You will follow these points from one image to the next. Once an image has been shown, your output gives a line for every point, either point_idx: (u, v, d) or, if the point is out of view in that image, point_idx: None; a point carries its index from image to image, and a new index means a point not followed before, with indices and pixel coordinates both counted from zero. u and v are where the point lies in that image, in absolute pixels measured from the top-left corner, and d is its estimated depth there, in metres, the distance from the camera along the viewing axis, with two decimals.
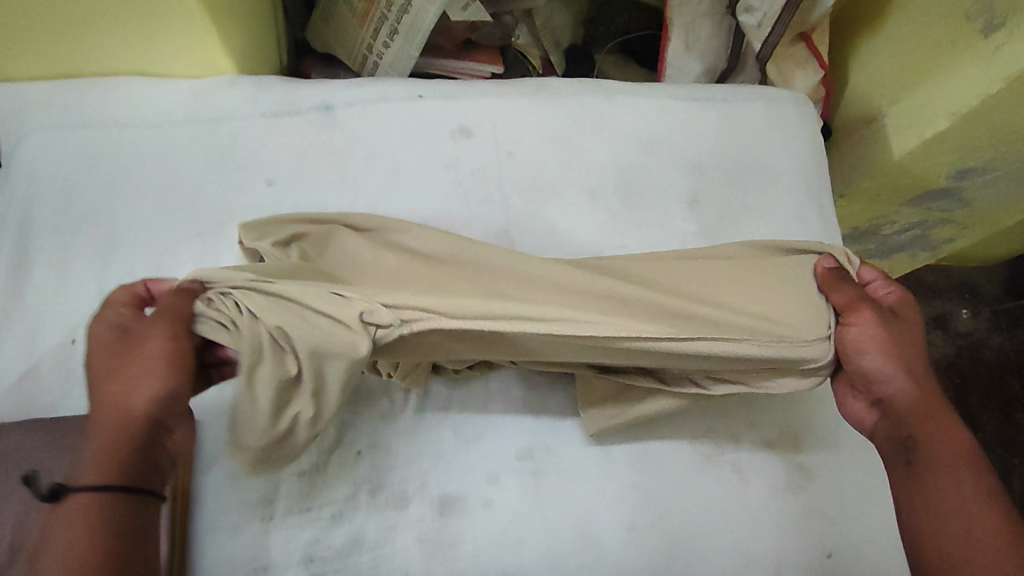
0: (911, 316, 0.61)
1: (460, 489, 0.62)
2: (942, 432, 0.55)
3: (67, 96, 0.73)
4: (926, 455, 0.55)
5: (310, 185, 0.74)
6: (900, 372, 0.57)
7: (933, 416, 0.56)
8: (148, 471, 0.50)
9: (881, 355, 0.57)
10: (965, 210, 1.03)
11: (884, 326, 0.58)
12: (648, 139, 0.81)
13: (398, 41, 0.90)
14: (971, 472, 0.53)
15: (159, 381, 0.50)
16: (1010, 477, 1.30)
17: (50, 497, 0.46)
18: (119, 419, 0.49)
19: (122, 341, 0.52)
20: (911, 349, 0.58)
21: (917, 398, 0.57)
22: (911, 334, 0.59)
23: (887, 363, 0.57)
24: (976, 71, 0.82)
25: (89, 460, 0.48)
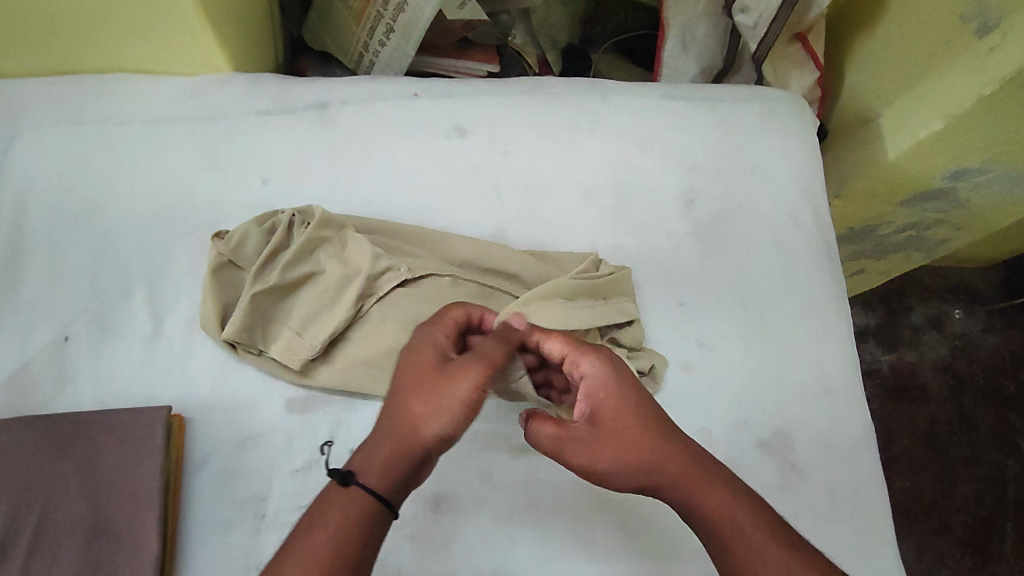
0: (608, 406, 0.54)
1: (454, 487, 0.62)
2: (713, 504, 0.51)
3: (62, 92, 0.73)
4: (716, 536, 0.50)
5: (305, 183, 0.74)
6: (633, 476, 0.53)
7: (694, 491, 0.51)
8: (404, 491, 0.50)
9: (611, 469, 0.53)
10: (960, 211, 1.03)
11: (591, 442, 0.53)
12: (643, 138, 0.81)
13: (394, 39, 0.90)
14: (769, 540, 0.49)
15: (447, 416, 0.51)
16: (1004, 478, 1.31)
17: (340, 482, 0.48)
18: (406, 439, 0.50)
19: (442, 367, 0.53)
20: (632, 443, 0.53)
21: (674, 477, 0.52)
22: (623, 416, 0.53)
23: (617, 476, 0.53)
24: (970, 73, 0.83)
25: (366, 463, 0.50)
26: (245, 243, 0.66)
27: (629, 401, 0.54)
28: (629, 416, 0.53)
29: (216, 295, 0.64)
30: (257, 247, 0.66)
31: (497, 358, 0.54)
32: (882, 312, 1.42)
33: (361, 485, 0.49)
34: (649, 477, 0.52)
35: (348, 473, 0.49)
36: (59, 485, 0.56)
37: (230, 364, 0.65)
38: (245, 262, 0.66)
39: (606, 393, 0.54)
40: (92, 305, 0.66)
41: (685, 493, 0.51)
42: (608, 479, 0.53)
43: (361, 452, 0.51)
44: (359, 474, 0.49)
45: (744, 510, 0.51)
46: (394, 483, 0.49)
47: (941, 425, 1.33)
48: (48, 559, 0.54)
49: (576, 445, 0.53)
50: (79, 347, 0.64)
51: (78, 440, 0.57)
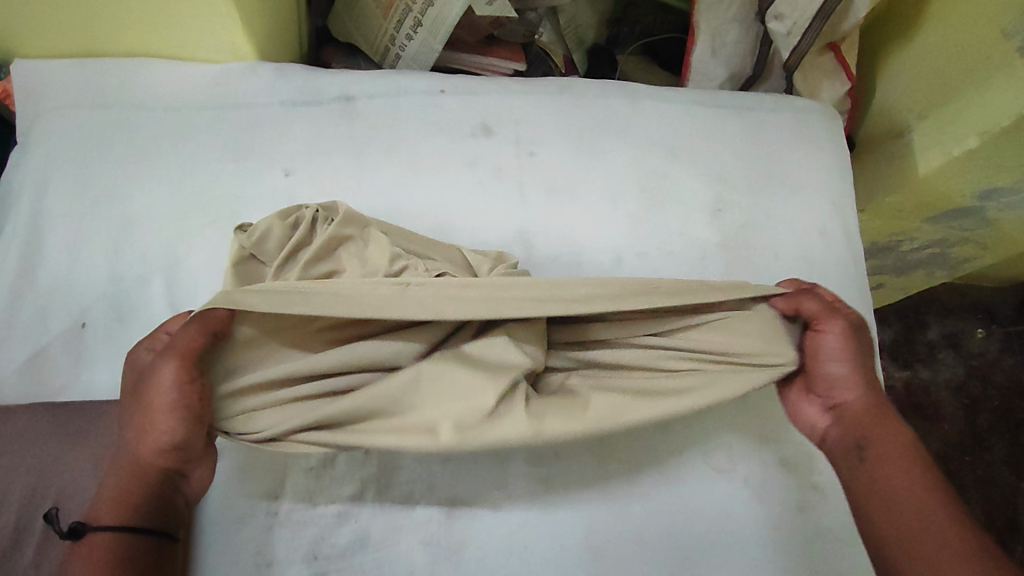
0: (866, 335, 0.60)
1: (468, 491, 0.62)
2: (887, 439, 0.56)
3: (86, 75, 0.73)
4: (874, 460, 0.55)
5: (327, 176, 0.72)
6: (858, 382, 0.58)
7: (884, 419, 0.57)
8: (161, 508, 0.52)
9: (843, 360, 0.59)
10: (986, 230, 1.01)
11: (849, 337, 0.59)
12: (671, 144, 0.79)
13: (421, 33, 0.88)
14: (930, 486, 0.53)
15: (165, 426, 0.51)
16: (1017, 501, 1.29)
17: (71, 536, 0.49)
18: (138, 465, 0.51)
19: (144, 389, 0.52)
20: (865, 359, 0.59)
21: (866, 408, 0.58)
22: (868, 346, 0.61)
23: (851, 379, 0.59)
24: (1007, 91, 0.81)
25: (102, 503, 0.50)
26: (268, 236, 0.64)
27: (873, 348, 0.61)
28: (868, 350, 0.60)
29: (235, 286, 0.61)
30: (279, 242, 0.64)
31: (190, 343, 0.52)
32: (898, 328, 1.40)
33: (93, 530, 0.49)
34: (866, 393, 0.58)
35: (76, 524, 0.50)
36: (73, 473, 0.55)
37: None
38: (267, 255, 0.64)
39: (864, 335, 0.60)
40: (110, 291, 0.65)
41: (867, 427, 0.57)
42: (841, 375, 0.59)
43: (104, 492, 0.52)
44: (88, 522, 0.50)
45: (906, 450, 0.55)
46: (138, 503, 0.50)
47: (954, 445, 1.31)
48: (61, 549, 0.52)
49: (843, 330, 0.59)
50: (96, 334, 0.64)
51: (93, 428, 0.57)
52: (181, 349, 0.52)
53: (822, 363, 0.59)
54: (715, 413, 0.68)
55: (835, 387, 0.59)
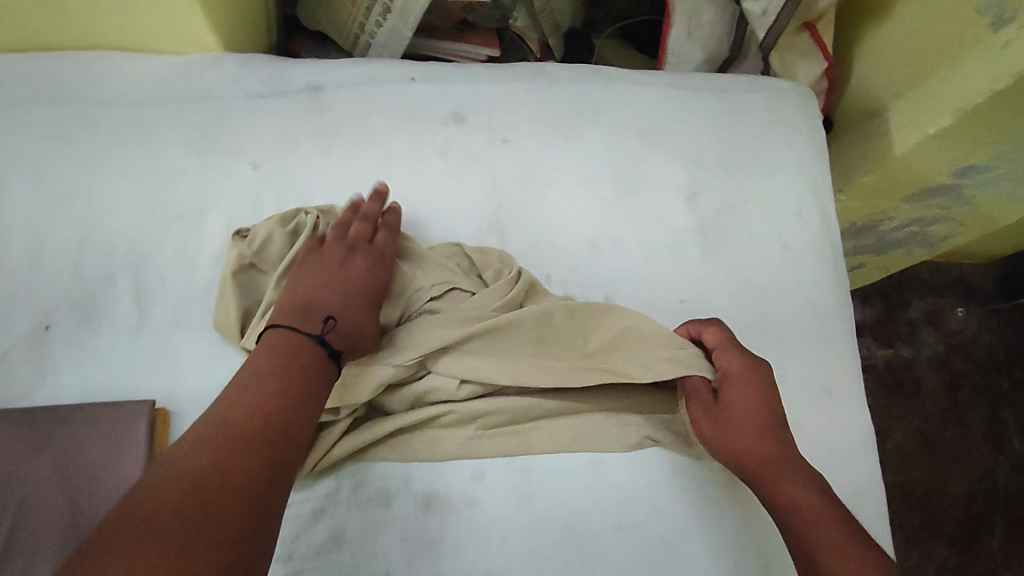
0: (746, 379, 0.61)
1: (445, 485, 0.61)
2: (785, 488, 0.56)
3: (42, 71, 0.70)
4: (784, 516, 0.55)
5: (295, 169, 0.71)
6: (745, 444, 0.58)
7: (775, 473, 0.57)
8: None
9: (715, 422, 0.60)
10: (963, 208, 1.02)
11: (712, 416, 0.60)
12: (646, 129, 0.78)
13: (390, 20, 0.86)
14: (832, 524, 0.54)
15: None
16: (995, 473, 1.31)
17: (328, 361, 0.55)
18: (365, 328, 0.59)
19: (385, 294, 0.63)
20: (743, 415, 0.59)
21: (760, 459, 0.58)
22: (752, 389, 0.60)
23: (731, 444, 0.59)
24: (980, 69, 0.81)
25: (342, 329, 0.57)
26: (268, 246, 0.63)
27: (762, 387, 0.61)
28: (753, 395, 0.60)
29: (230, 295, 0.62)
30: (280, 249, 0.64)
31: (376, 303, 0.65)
32: (880, 307, 1.41)
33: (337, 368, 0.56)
34: (752, 454, 0.58)
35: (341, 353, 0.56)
36: (36, 481, 0.54)
37: (217, 357, 0.63)
38: (268, 265, 0.63)
39: (743, 379, 0.61)
40: (74, 292, 0.64)
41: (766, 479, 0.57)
42: (707, 423, 0.60)
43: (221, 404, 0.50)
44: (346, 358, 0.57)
45: (812, 502, 0.55)
46: (262, 440, 0.48)
47: (935, 421, 1.33)
48: (26, 560, 0.52)
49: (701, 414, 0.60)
50: (61, 336, 0.62)
51: (55, 436, 0.55)
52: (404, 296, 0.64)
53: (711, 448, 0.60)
54: None
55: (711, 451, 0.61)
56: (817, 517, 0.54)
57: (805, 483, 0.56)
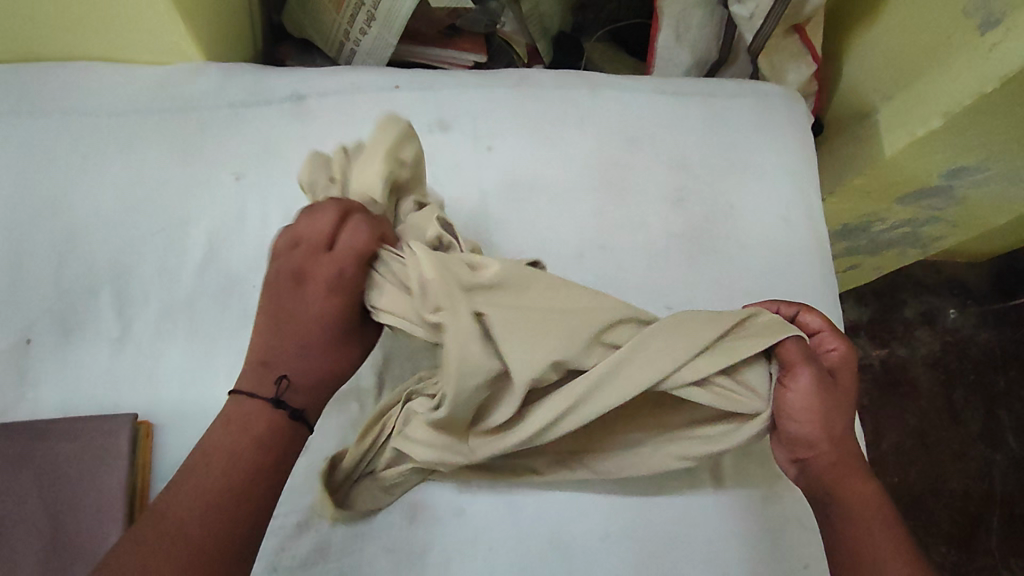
0: (847, 374, 0.58)
1: (430, 496, 0.61)
2: (859, 490, 0.52)
3: (23, 82, 0.70)
4: (846, 515, 0.51)
5: (279, 178, 0.71)
6: (836, 433, 0.54)
7: (855, 470, 0.53)
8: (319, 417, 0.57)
9: (815, 401, 0.54)
10: (955, 209, 1.01)
11: (820, 391, 0.54)
12: (632, 134, 0.78)
13: (375, 27, 0.86)
14: (900, 536, 0.50)
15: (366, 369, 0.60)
16: (992, 473, 1.30)
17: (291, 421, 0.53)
18: (331, 377, 0.56)
19: (349, 328, 0.56)
20: (839, 406, 0.55)
21: (837, 454, 0.53)
22: (851, 386, 0.57)
23: (824, 425, 0.54)
24: (968, 71, 0.80)
25: (296, 389, 0.54)
26: None
27: (853, 385, 0.58)
28: (852, 394, 0.57)
29: None
30: None
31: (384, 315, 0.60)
32: (874, 308, 1.41)
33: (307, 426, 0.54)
34: (835, 443, 0.54)
35: (300, 412, 0.53)
36: (17, 497, 0.53)
37: (201, 369, 0.62)
38: None
39: (848, 375, 0.58)
40: (56, 304, 0.64)
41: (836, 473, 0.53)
42: (800, 392, 0.54)
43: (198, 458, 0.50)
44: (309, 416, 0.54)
45: (883, 507, 0.52)
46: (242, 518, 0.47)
47: (931, 421, 1.33)
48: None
49: (815, 383, 0.54)
50: (44, 349, 0.62)
51: (36, 450, 0.55)
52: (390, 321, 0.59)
53: (778, 421, 0.55)
54: None
55: (789, 423, 0.54)
56: (889, 522, 0.51)
57: (874, 491, 0.53)
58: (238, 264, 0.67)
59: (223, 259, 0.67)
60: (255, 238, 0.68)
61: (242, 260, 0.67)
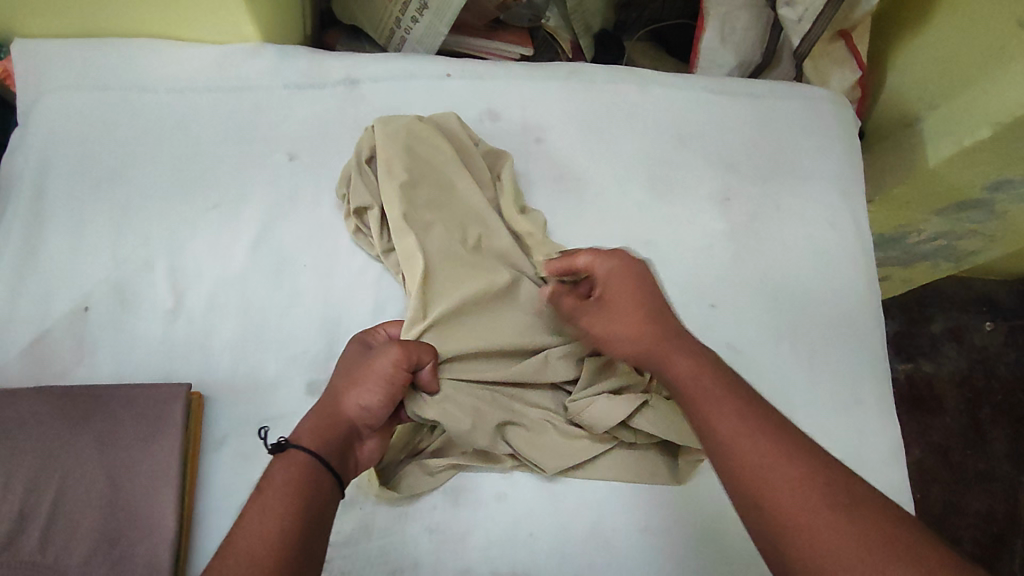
0: (615, 275, 0.59)
1: (474, 480, 0.62)
2: (675, 361, 0.53)
3: (87, 57, 0.71)
4: (681, 389, 0.52)
5: (331, 161, 0.71)
6: (636, 334, 0.56)
7: (668, 349, 0.54)
8: (342, 454, 0.53)
9: (591, 327, 0.59)
10: (995, 223, 1.00)
11: (606, 306, 0.59)
12: (680, 132, 0.78)
13: (427, 16, 0.87)
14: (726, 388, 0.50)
15: (377, 393, 0.55)
16: (1017, 493, 1.29)
17: (277, 452, 0.50)
18: (333, 409, 0.54)
19: (357, 358, 0.58)
20: (625, 296, 0.58)
21: (636, 339, 0.56)
22: (634, 291, 0.58)
23: (620, 324, 0.57)
24: (1021, 83, 0.80)
25: (297, 428, 0.53)
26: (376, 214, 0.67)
27: (637, 281, 0.58)
28: (631, 291, 0.58)
29: (368, 249, 0.68)
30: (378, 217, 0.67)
31: (418, 351, 0.58)
32: (902, 320, 1.40)
33: (298, 449, 0.50)
34: (642, 326, 0.56)
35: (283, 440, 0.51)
36: (75, 459, 0.54)
37: (252, 344, 0.63)
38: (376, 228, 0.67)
39: (626, 278, 0.58)
40: (113, 275, 0.65)
41: (656, 356, 0.54)
42: (593, 324, 0.59)
43: (253, 514, 0.45)
44: (293, 440, 0.51)
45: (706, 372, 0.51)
46: None
47: (956, 438, 1.31)
48: (65, 537, 0.52)
49: (590, 319, 0.59)
50: (100, 317, 0.63)
51: (95, 415, 0.56)
52: (406, 345, 0.57)
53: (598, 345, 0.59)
54: None
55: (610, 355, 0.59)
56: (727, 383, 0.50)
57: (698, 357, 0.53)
58: (290, 244, 0.68)
59: (275, 238, 0.68)
60: (307, 219, 0.69)
61: (294, 239, 0.68)
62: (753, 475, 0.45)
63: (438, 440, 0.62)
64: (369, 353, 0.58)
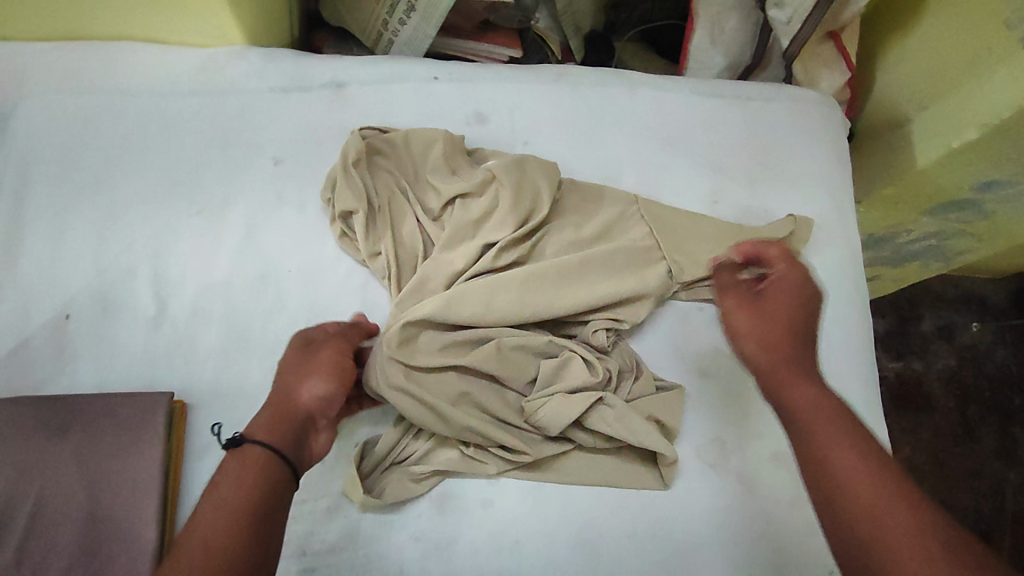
0: (789, 288, 0.62)
1: (459, 487, 0.61)
2: (791, 392, 0.54)
3: (68, 61, 0.70)
4: (790, 419, 0.53)
5: (317, 165, 0.71)
6: (762, 348, 0.58)
7: (790, 377, 0.55)
8: (299, 444, 0.52)
9: (756, 340, 0.59)
10: (983, 223, 1.00)
11: (745, 308, 0.62)
12: (668, 135, 0.78)
13: (414, 18, 0.86)
14: (832, 424, 0.50)
15: (330, 385, 0.56)
16: (1004, 491, 1.29)
17: (231, 447, 0.49)
18: (286, 402, 0.53)
19: (305, 350, 0.58)
20: (784, 318, 0.60)
21: (771, 363, 0.57)
22: (792, 301, 0.61)
23: (761, 338, 0.59)
24: (1009, 85, 0.80)
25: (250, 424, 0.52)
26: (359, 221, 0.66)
27: (807, 300, 0.62)
28: (790, 305, 0.61)
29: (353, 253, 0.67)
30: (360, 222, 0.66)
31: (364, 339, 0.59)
32: (892, 319, 1.40)
33: (254, 442, 0.49)
34: (772, 351, 0.57)
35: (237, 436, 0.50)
36: (54, 470, 0.54)
37: (236, 351, 0.63)
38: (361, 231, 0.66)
39: (785, 290, 0.62)
40: (95, 282, 0.64)
41: (773, 383, 0.55)
42: (740, 318, 0.61)
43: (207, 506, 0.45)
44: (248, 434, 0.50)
45: (827, 406, 0.52)
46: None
47: (945, 436, 1.32)
48: (43, 549, 0.52)
49: (736, 307, 0.62)
50: (82, 325, 0.62)
51: (75, 425, 0.55)
52: (336, 341, 0.59)
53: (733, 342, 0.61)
54: (726, 413, 0.68)
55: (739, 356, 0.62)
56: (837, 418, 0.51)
57: (816, 388, 0.54)
58: (275, 249, 0.67)
59: (260, 244, 0.67)
60: (292, 224, 0.68)
61: (279, 245, 0.67)
62: (871, 535, 0.44)
63: (422, 450, 0.62)
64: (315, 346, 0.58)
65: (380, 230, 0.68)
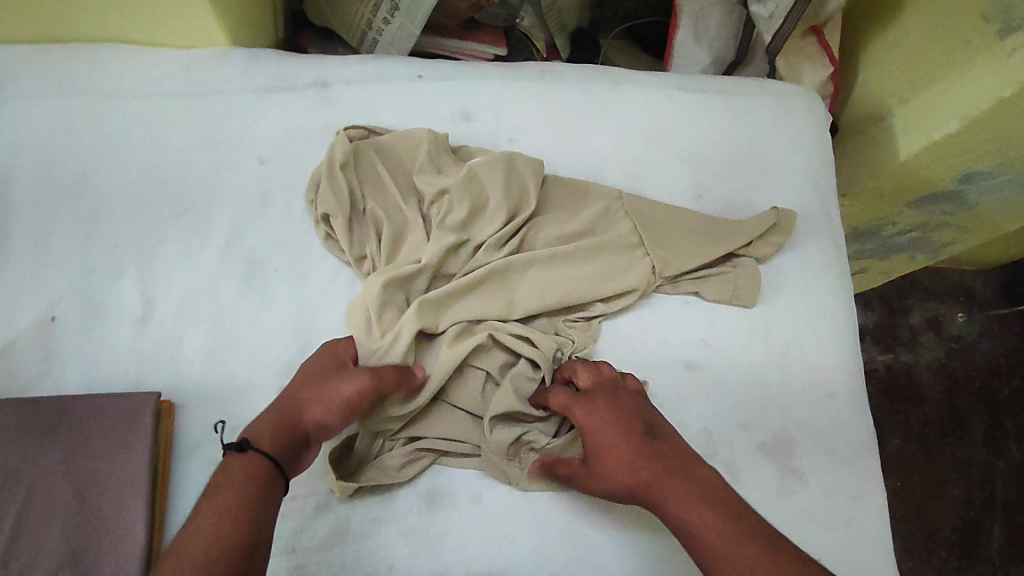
0: (603, 390, 0.59)
1: (449, 483, 0.62)
2: (671, 500, 0.52)
3: (50, 63, 0.70)
4: (680, 527, 0.51)
5: (301, 165, 0.71)
6: (628, 467, 0.55)
7: (661, 484, 0.53)
8: (294, 464, 0.55)
9: (615, 459, 0.56)
10: (966, 214, 1.01)
11: (591, 428, 0.58)
12: (652, 131, 0.79)
13: (399, 17, 0.87)
14: (718, 521, 0.50)
15: (335, 416, 0.57)
16: (994, 480, 1.31)
17: (240, 451, 0.52)
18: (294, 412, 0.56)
19: (338, 372, 0.58)
20: (620, 434, 0.56)
21: (637, 473, 0.54)
22: (638, 404, 0.59)
23: (616, 458, 0.56)
24: (990, 76, 0.81)
25: (257, 430, 0.54)
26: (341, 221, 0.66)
27: (627, 399, 0.59)
28: (625, 409, 0.58)
29: (336, 251, 0.68)
30: (341, 222, 0.66)
31: (395, 385, 0.59)
32: (881, 312, 1.41)
33: (260, 453, 0.52)
34: (642, 467, 0.54)
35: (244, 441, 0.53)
36: (41, 471, 0.54)
37: (224, 350, 0.63)
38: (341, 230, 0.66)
39: (610, 394, 0.59)
40: (80, 284, 0.64)
41: (651, 490, 0.53)
42: (589, 437, 0.58)
43: (230, 486, 0.50)
44: (253, 442, 0.53)
45: (700, 501, 0.51)
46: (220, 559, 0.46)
47: (934, 427, 1.33)
48: (31, 551, 0.52)
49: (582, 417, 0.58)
50: (68, 327, 0.62)
51: (61, 426, 0.55)
52: (377, 373, 0.58)
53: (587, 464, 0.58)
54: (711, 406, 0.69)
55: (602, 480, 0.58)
56: (713, 503, 0.51)
57: (684, 484, 0.53)
58: (262, 248, 0.67)
59: (246, 244, 0.67)
60: (278, 224, 0.68)
61: (265, 245, 0.67)
62: None
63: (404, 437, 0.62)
64: (342, 370, 0.59)
65: (364, 230, 0.68)
